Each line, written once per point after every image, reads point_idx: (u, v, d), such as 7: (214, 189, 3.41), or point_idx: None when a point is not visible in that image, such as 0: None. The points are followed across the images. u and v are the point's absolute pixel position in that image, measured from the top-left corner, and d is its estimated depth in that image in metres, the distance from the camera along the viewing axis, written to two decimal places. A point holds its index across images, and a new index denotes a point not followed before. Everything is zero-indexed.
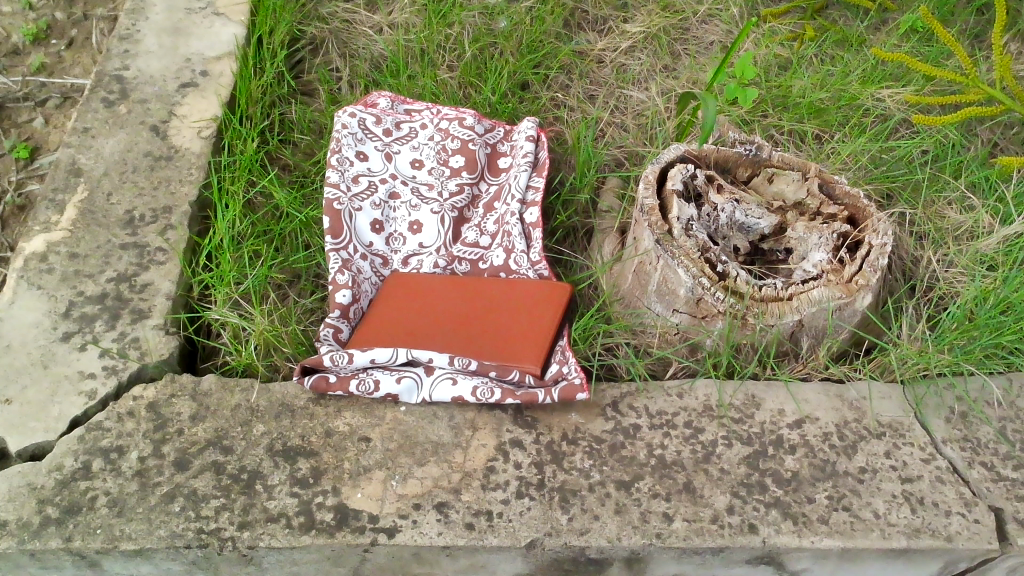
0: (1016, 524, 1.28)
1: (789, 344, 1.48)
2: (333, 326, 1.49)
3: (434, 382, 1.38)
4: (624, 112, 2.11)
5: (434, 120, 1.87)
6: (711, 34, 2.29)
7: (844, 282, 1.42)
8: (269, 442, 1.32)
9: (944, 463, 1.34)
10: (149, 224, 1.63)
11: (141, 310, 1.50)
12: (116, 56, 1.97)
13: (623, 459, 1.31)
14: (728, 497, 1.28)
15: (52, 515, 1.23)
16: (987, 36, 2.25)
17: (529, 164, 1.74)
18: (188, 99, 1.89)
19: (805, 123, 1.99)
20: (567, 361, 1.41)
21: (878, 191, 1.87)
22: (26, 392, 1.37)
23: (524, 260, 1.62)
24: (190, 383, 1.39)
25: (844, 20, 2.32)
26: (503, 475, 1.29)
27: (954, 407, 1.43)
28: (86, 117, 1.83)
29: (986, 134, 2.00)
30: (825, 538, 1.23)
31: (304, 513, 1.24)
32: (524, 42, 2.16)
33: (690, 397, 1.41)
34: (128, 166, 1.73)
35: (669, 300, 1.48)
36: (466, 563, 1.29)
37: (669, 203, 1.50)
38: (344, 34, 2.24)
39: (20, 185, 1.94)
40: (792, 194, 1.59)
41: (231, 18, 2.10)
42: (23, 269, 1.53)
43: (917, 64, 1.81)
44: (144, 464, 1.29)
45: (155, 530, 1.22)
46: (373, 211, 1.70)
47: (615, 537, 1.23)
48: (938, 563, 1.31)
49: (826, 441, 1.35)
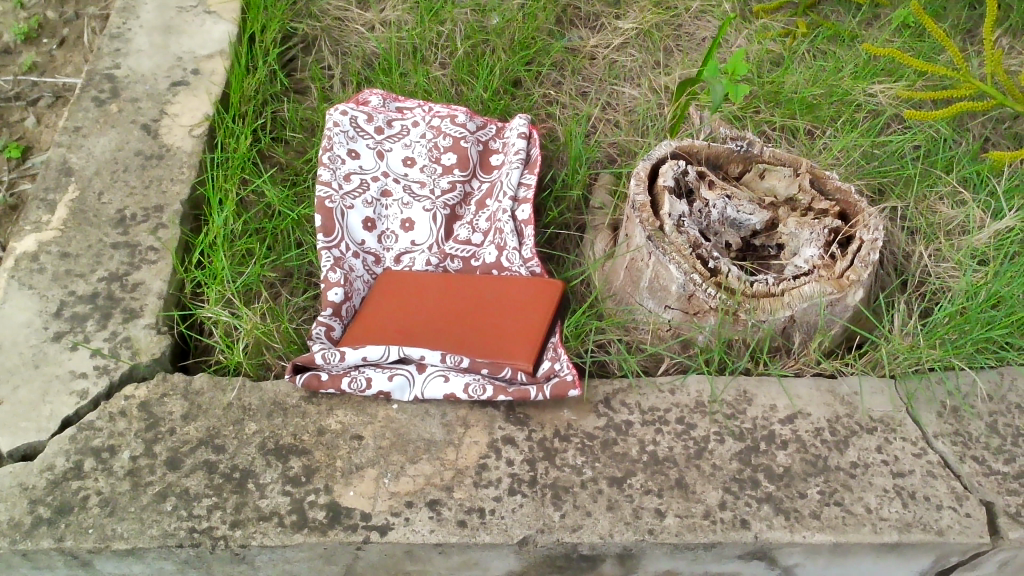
0: (1007, 517, 1.28)
1: (781, 340, 1.48)
2: (325, 324, 1.49)
3: (427, 379, 1.37)
4: (617, 109, 2.11)
5: (426, 117, 1.86)
6: (704, 30, 2.29)
7: (834, 278, 1.42)
8: (261, 440, 1.32)
9: (935, 458, 1.35)
10: (140, 223, 1.63)
11: (132, 309, 1.50)
12: (107, 55, 1.97)
13: (615, 456, 1.31)
14: (720, 493, 1.28)
15: (44, 515, 1.23)
16: (979, 31, 2.25)
17: (521, 161, 1.74)
18: (180, 97, 1.89)
19: (797, 119, 1.99)
20: (559, 358, 1.41)
21: (870, 186, 1.87)
22: (17, 392, 1.36)
23: (516, 257, 1.62)
24: (182, 382, 1.39)
25: (836, 16, 2.32)
26: (496, 472, 1.29)
27: (945, 401, 1.43)
28: (76, 116, 1.82)
29: (977, 129, 2.00)
30: (817, 533, 1.24)
31: (296, 511, 1.24)
32: (516, 39, 2.15)
33: (682, 393, 1.41)
34: (119, 165, 1.73)
35: (661, 297, 1.48)
36: (459, 560, 1.29)
37: (660, 199, 1.50)
38: (336, 31, 2.23)
39: (12, 184, 1.93)
40: (784, 189, 1.59)
41: (222, 16, 2.09)
42: (14, 269, 1.53)
43: (910, 60, 1.80)
44: (136, 463, 1.28)
45: (147, 530, 1.22)
46: (365, 209, 1.70)
47: (607, 533, 1.23)
48: (930, 557, 1.31)
49: (818, 436, 1.36)
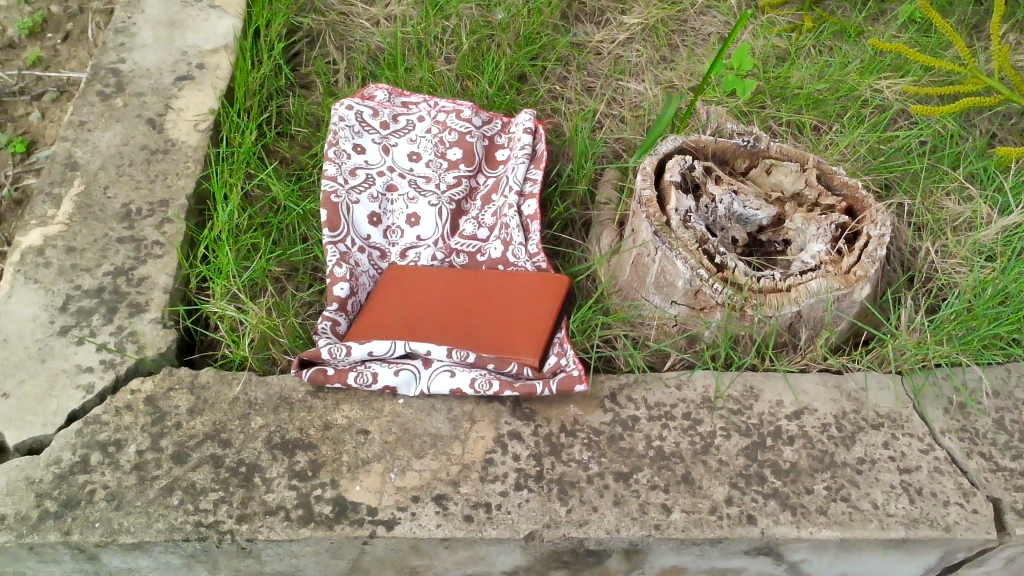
0: (1015, 514, 1.28)
1: (787, 335, 1.48)
2: (331, 319, 1.48)
3: (432, 374, 1.37)
4: (622, 103, 2.10)
5: (432, 113, 1.87)
6: (710, 25, 2.29)
7: (842, 273, 1.41)
8: (268, 434, 1.32)
9: (942, 454, 1.34)
10: (146, 218, 1.63)
11: (138, 304, 1.49)
12: (112, 49, 1.97)
13: (622, 451, 1.31)
14: (726, 488, 1.28)
15: (51, 508, 1.23)
16: (986, 27, 2.24)
17: (527, 156, 1.74)
18: (185, 92, 1.89)
19: (803, 115, 1.98)
20: (565, 353, 1.40)
21: (877, 182, 1.87)
22: (24, 386, 1.36)
23: (523, 252, 1.61)
24: (188, 376, 1.39)
25: (842, 10, 2.32)
26: (502, 467, 1.29)
27: (952, 397, 1.43)
28: (81, 111, 1.82)
29: (984, 125, 2.00)
30: (824, 529, 1.23)
31: (302, 506, 1.24)
32: (522, 34, 2.15)
33: (689, 388, 1.41)
34: (125, 159, 1.73)
35: (667, 292, 1.48)
36: (465, 555, 1.29)
37: (667, 194, 1.49)
38: (341, 26, 2.23)
39: (17, 178, 1.93)
40: (790, 185, 1.58)
41: (227, 10, 2.09)
42: (19, 263, 1.53)
43: (916, 55, 1.78)
44: (142, 457, 1.28)
45: (154, 524, 1.22)
46: (371, 204, 1.70)
47: (613, 528, 1.23)
48: (936, 553, 1.31)
49: (824, 432, 1.35)
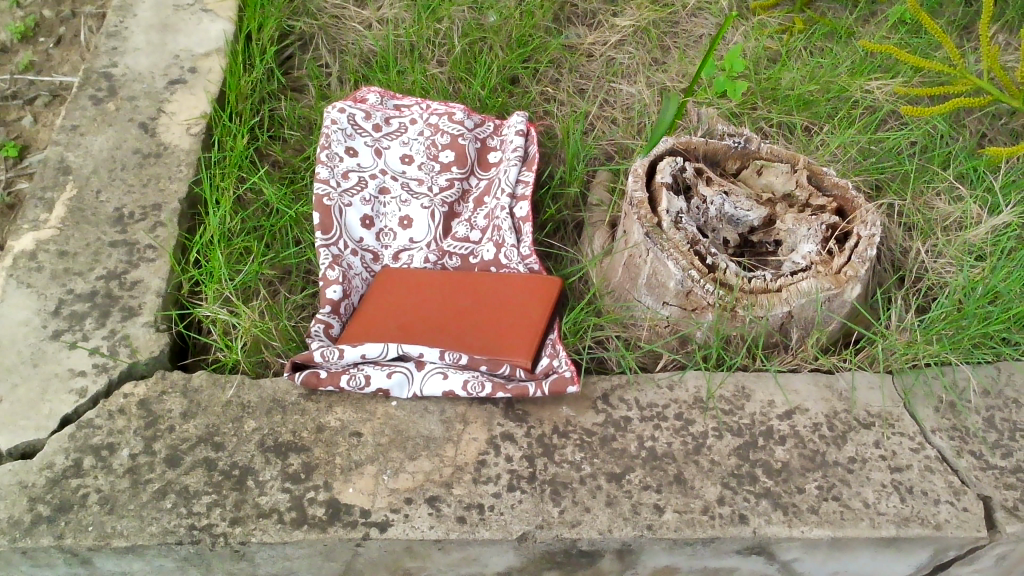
0: (1005, 512, 1.29)
1: (778, 336, 1.49)
2: (323, 322, 1.49)
3: (425, 377, 1.38)
4: (614, 105, 2.12)
5: (423, 115, 1.86)
6: (701, 27, 2.30)
7: (832, 274, 1.42)
8: (261, 437, 1.32)
9: (933, 452, 1.35)
10: (138, 222, 1.63)
11: (131, 307, 1.50)
12: (104, 53, 1.97)
13: (614, 452, 1.32)
14: (718, 488, 1.28)
15: (43, 513, 1.23)
16: (976, 28, 2.27)
17: (519, 158, 1.74)
18: (177, 95, 1.89)
19: (794, 115, 1.99)
20: (557, 355, 1.41)
21: (867, 182, 1.88)
22: (17, 389, 1.36)
23: (514, 254, 1.62)
24: (181, 380, 1.40)
25: (833, 12, 2.34)
26: (495, 468, 1.29)
27: (942, 396, 1.44)
28: (74, 115, 1.82)
29: (974, 126, 2.02)
30: (815, 528, 1.24)
31: (296, 508, 1.24)
32: (514, 35, 2.15)
33: (680, 389, 1.41)
34: (117, 164, 1.73)
35: (659, 293, 1.48)
36: (458, 556, 1.29)
37: (658, 195, 1.50)
38: (333, 29, 2.23)
39: (10, 183, 1.93)
40: (780, 185, 1.59)
41: (219, 14, 2.09)
42: (12, 267, 1.53)
43: (908, 55, 1.76)
44: (135, 461, 1.28)
45: (147, 528, 1.22)
46: (363, 207, 1.70)
47: (605, 529, 1.23)
48: (928, 552, 1.32)
49: (816, 432, 1.36)
